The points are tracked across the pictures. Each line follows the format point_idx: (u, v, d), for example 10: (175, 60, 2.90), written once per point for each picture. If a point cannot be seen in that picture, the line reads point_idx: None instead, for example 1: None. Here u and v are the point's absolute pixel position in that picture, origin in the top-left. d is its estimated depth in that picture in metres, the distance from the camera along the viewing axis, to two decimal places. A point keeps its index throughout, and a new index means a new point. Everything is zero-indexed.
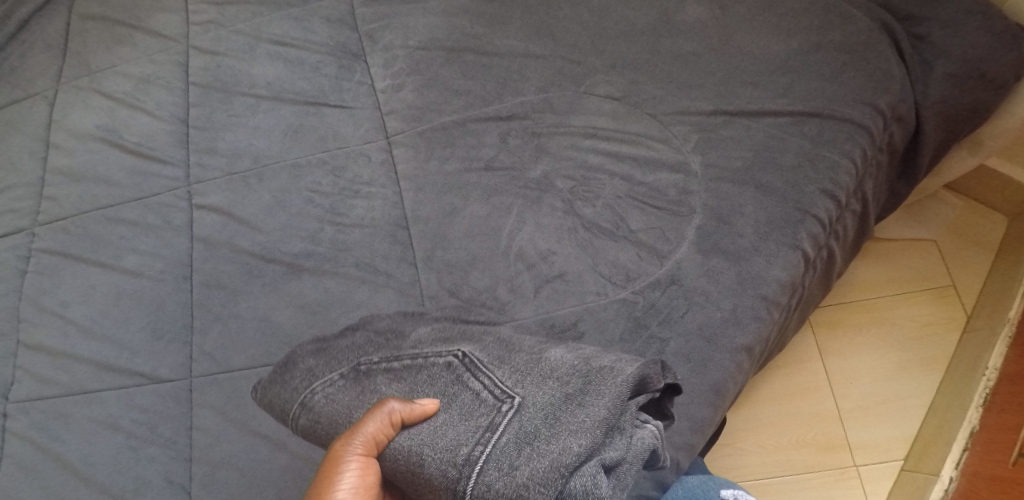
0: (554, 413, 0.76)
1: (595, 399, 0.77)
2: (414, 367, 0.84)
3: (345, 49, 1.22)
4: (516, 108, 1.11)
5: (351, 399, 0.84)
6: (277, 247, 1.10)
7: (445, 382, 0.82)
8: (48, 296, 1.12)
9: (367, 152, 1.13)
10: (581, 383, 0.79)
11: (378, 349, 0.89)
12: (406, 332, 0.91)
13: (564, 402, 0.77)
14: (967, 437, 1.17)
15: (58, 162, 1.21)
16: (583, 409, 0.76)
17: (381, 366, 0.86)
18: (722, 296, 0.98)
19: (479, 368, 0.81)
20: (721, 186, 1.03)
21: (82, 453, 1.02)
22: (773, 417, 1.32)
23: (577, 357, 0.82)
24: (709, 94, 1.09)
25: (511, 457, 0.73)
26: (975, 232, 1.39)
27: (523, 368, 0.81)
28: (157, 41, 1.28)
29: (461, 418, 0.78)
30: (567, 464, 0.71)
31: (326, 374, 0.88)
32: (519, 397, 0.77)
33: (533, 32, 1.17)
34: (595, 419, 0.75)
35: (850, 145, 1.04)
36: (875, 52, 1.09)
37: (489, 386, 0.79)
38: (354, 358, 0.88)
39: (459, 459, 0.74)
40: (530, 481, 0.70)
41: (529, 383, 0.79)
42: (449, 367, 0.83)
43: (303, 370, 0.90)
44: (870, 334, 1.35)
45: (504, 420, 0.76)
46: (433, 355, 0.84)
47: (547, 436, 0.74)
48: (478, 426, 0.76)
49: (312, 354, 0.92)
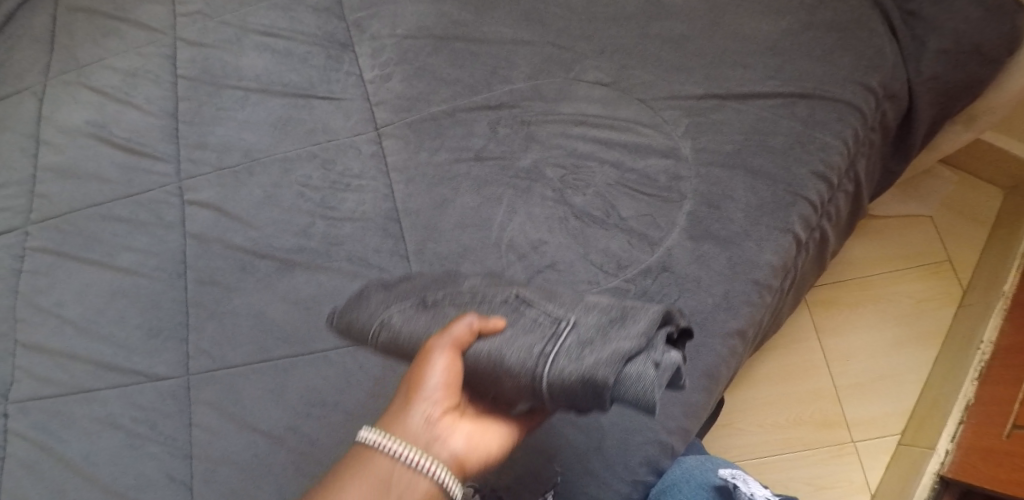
0: (609, 324, 0.78)
1: (631, 324, 0.77)
2: (473, 300, 0.84)
3: (333, 39, 1.21)
4: (505, 96, 1.11)
5: (425, 322, 0.83)
6: (270, 242, 1.10)
7: (504, 310, 0.81)
8: (44, 295, 1.12)
9: (357, 144, 1.13)
10: (629, 304, 0.81)
11: (440, 289, 0.89)
12: (460, 279, 0.92)
13: (619, 317, 0.78)
14: (963, 411, 1.19)
15: (49, 159, 1.20)
16: (626, 327, 0.77)
17: (446, 299, 0.85)
18: (714, 282, 0.99)
19: (534, 298, 0.82)
20: (711, 171, 1.03)
21: (83, 452, 1.04)
22: (770, 397, 1.33)
23: (616, 297, 0.84)
24: (699, 78, 1.08)
25: (581, 351, 0.74)
26: (971, 206, 1.39)
27: (569, 303, 0.82)
28: (143, 34, 1.27)
29: (526, 329, 0.78)
30: (629, 352, 0.73)
31: (398, 302, 0.88)
32: (574, 318, 0.79)
33: (522, 18, 1.16)
34: (643, 327, 0.76)
35: (841, 126, 1.04)
36: (865, 30, 1.07)
37: (546, 310, 0.80)
38: (421, 295, 0.88)
39: (534, 352, 0.75)
40: (601, 362, 0.73)
41: (579, 309, 0.81)
42: (505, 301, 0.82)
43: (377, 300, 0.90)
44: (866, 311, 1.36)
45: (565, 331, 0.77)
46: (488, 292, 0.85)
47: (610, 337, 0.75)
48: (544, 335, 0.77)
49: (382, 288, 0.94)
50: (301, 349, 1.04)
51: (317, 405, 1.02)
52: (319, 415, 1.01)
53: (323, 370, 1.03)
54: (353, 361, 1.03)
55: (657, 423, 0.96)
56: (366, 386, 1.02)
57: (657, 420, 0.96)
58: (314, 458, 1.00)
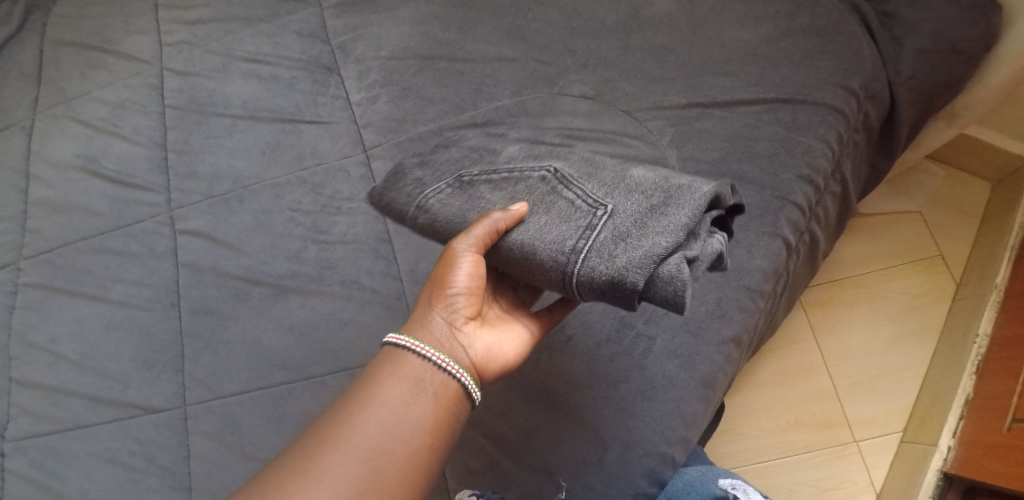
0: (643, 217, 0.82)
1: (676, 209, 0.81)
2: (510, 180, 0.93)
3: (318, 64, 1.22)
4: (491, 113, 1.11)
5: (464, 204, 0.94)
6: (262, 269, 1.10)
7: (542, 192, 0.89)
8: (37, 330, 1.12)
9: (346, 167, 1.13)
10: (665, 188, 0.85)
11: (474, 163, 0.99)
12: (505, 154, 1.00)
13: (651, 204, 0.83)
14: (962, 405, 1.19)
15: (39, 194, 1.21)
16: (664, 216, 0.81)
17: (483, 178, 0.95)
18: (706, 290, 1.00)
19: (575, 180, 0.89)
20: (698, 179, 1.04)
21: (82, 488, 1.03)
22: (770, 400, 1.33)
23: (656, 175, 0.87)
24: (682, 87, 1.09)
25: (609, 242, 0.81)
26: (959, 200, 1.40)
27: (610, 182, 0.88)
28: (130, 65, 1.27)
29: (562, 220, 0.85)
30: (657, 254, 0.78)
31: (434, 183, 0.98)
32: (611, 205, 0.84)
33: (505, 34, 1.17)
34: (677, 221, 0.80)
35: (824, 128, 1.04)
36: (844, 33, 1.08)
37: (581, 196, 0.87)
38: (456, 171, 0.98)
39: (566, 248, 0.82)
40: (629, 264, 0.78)
41: (618, 194, 0.86)
42: (544, 180, 0.91)
43: (413, 179, 1.00)
44: (861, 309, 1.36)
45: (600, 221, 0.83)
46: (532, 170, 0.93)
47: (638, 228, 0.81)
48: (579, 225, 0.83)
49: (418, 166, 1.03)
50: (297, 375, 1.04)
51: None
52: None
53: (320, 395, 1.03)
54: (349, 384, 1.03)
55: (656, 435, 0.96)
56: None
57: (656, 431, 0.96)
58: None
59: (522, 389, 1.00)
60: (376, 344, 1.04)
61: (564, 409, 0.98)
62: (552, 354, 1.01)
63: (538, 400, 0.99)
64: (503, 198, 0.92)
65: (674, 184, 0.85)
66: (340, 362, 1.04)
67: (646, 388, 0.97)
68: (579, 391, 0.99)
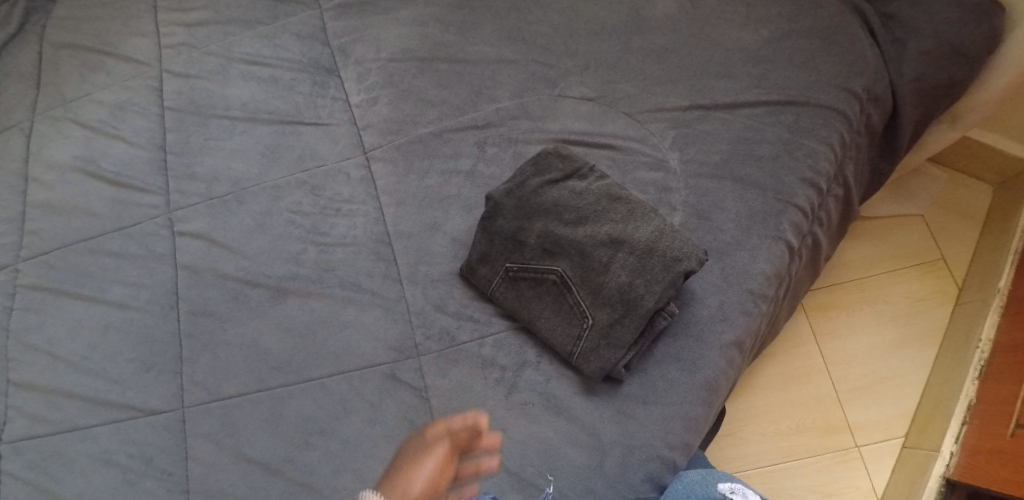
0: (616, 330, 0.96)
1: (632, 321, 0.95)
2: (537, 279, 1.01)
3: (318, 65, 1.21)
4: (491, 115, 1.11)
5: (514, 298, 1.02)
6: (262, 271, 1.09)
7: (550, 297, 1.00)
8: (35, 332, 1.12)
9: (345, 169, 1.13)
10: (629, 301, 0.96)
11: (513, 253, 1.02)
12: (533, 222, 1.02)
13: (619, 320, 0.96)
14: (964, 411, 1.19)
15: (38, 196, 1.20)
16: (629, 327, 0.96)
17: (521, 276, 1.01)
18: (708, 293, 0.99)
19: (573, 284, 0.99)
20: (700, 182, 1.03)
21: (78, 491, 1.02)
22: (771, 404, 1.32)
23: (626, 274, 0.97)
24: (684, 89, 1.08)
25: (589, 356, 0.97)
26: (962, 203, 1.39)
27: (597, 287, 0.98)
28: (129, 67, 1.27)
29: (567, 324, 0.99)
30: (621, 365, 0.96)
31: (489, 275, 1.02)
32: (593, 320, 0.97)
33: (505, 37, 1.17)
34: (641, 327, 0.96)
35: (827, 131, 1.04)
36: (846, 35, 1.08)
37: (577, 305, 0.99)
38: (502, 264, 1.02)
39: (568, 351, 0.98)
40: (608, 367, 0.96)
41: (600, 307, 0.97)
42: (553, 284, 1.00)
43: (479, 277, 1.03)
44: (864, 313, 1.35)
45: (586, 335, 0.97)
46: (543, 269, 1.01)
47: (609, 346, 0.96)
48: (574, 334, 0.98)
49: (479, 260, 1.03)
50: (296, 378, 1.04)
51: (314, 434, 1.01)
52: (318, 443, 1.01)
53: (320, 398, 1.02)
54: (349, 387, 1.02)
55: (657, 439, 0.95)
56: (364, 413, 1.01)
57: (657, 435, 0.95)
58: (313, 488, 0.98)
59: (522, 394, 0.99)
60: (376, 347, 1.03)
61: (565, 413, 0.98)
62: (553, 358, 1.00)
63: (539, 404, 0.98)
64: (532, 300, 1.01)
65: (635, 293, 0.96)
66: (340, 364, 1.03)
67: (647, 391, 0.97)
68: (580, 394, 0.98)
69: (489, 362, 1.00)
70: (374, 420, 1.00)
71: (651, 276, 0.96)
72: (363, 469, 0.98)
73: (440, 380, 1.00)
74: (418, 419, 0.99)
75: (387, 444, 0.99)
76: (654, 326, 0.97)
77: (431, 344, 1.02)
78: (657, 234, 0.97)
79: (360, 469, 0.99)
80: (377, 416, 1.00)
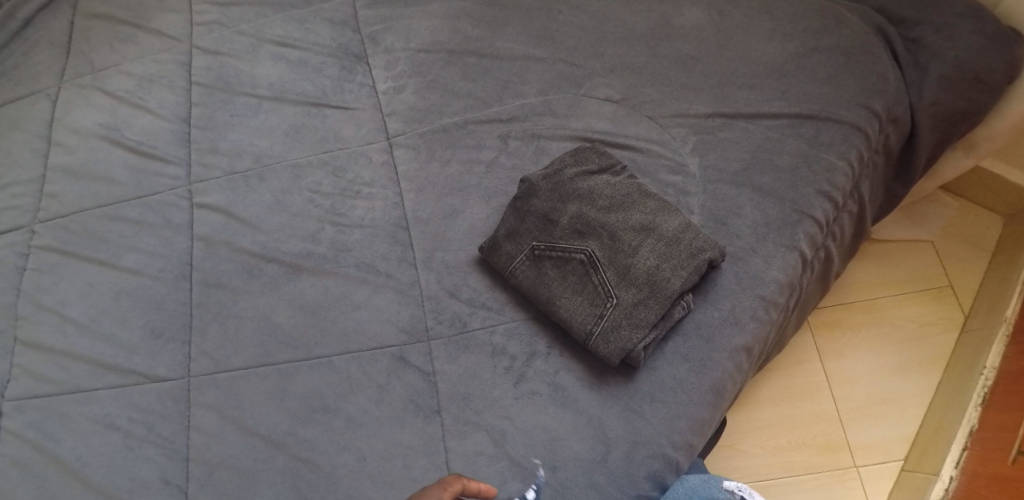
0: (639, 312, 0.97)
1: (659, 303, 0.96)
2: (563, 259, 1.02)
3: (347, 51, 1.23)
4: (516, 110, 1.13)
5: (535, 278, 1.02)
6: (278, 247, 1.11)
7: (576, 275, 1.01)
8: (47, 293, 1.13)
9: (368, 152, 1.15)
10: (655, 283, 0.97)
11: (543, 232, 1.04)
12: (566, 204, 1.03)
13: (642, 301, 0.97)
14: (965, 437, 1.18)
15: (58, 160, 1.21)
16: (654, 308, 0.97)
17: (548, 254, 1.02)
18: (721, 296, 1.00)
19: (600, 264, 1.00)
20: (719, 188, 1.05)
21: (78, 452, 1.02)
22: (772, 418, 1.32)
23: (656, 257, 0.98)
24: (707, 97, 1.11)
25: (609, 336, 0.97)
26: (972, 232, 1.41)
27: (625, 268, 0.99)
28: (159, 41, 1.29)
29: (588, 304, 0.99)
30: (640, 344, 0.96)
31: (515, 252, 1.03)
32: (618, 299, 0.98)
33: (533, 35, 1.19)
34: (663, 312, 0.97)
35: (845, 147, 1.06)
36: (869, 55, 1.10)
37: (603, 284, 0.99)
38: (530, 242, 1.04)
39: (585, 330, 0.98)
40: (625, 347, 0.96)
41: (626, 286, 0.98)
42: (580, 262, 1.01)
43: (503, 253, 1.04)
44: (869, 335, 1.36)
45: (611, 312, 0.98)
46: (571, 248, 1.02)
47: (631, 326, 0.96)
48: (596, 312, 0.98)
49: (507, 237, 1.04)
50: (304, 354, 1.04)
51: (319, 411, 1.01)
52: (321, 420, 1.01)
53: (327, 376, 1.03)
54: (357, 367, 1.03)
55: (662, 438, 0.95)
56: (370, 393, 1.01)
57: (662, 434, 0.96)
58: (313, 465, 0.99)
59: (529, 384, 0.99)
60: (386, 328, 1.04)
61: (571, 406, 0.98)
62: (563, 351, 1.01)
63: (545, 396, 0.99)
64: (555, 279, 1.01)
65: (664, 273, 0.97)
66: (350, 344, 1.04)
67: (655, 390, 0.97)
68: (587, 388, 0.99)
69: (499, 350, 1.01)
70: (380, 400, 1.01)
71: (677, 261, 0.98)
72: (365, 448, 0.99)
73: (449, 365, 1.01)
74: (424, 402, 1.00)
75: (391, 425, 1.00)
76: (670, 317, 0.98)
77: (442, 329, 1.03)
78: (685, 226, 1.00)
79: (362, 448, 0.99)
80: (383, 397, 1.01)
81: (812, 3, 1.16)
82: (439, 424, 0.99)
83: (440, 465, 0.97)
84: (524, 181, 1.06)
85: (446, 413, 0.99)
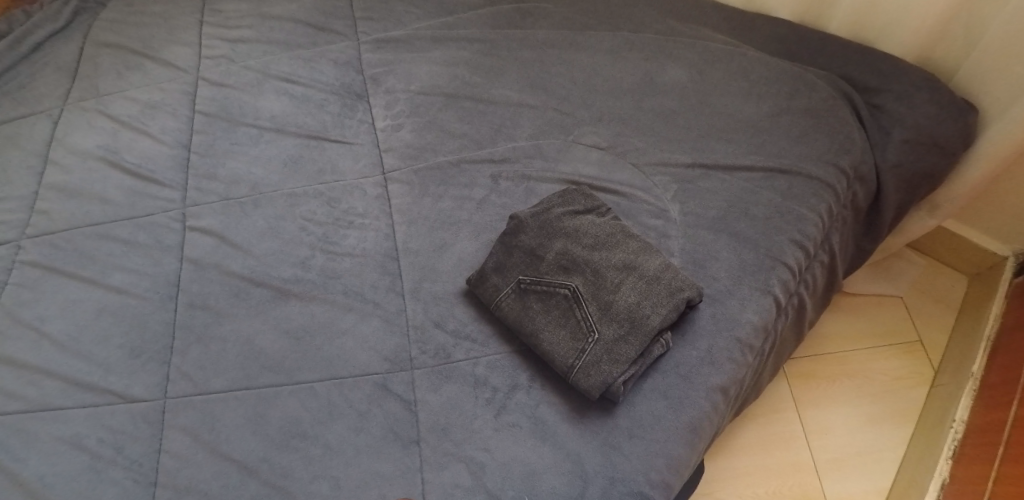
0: (618, 347, 0.99)
1: (638, 338, 0.99)
2: (547, 293, 1.05)
3: (349, 89, 1.30)
4: (508, 152, 1.20)
5: (519, 310, 1.04)
6: (267, 272, 1.13)
7: (560, 309, 1.03)
8: (27, 309, 1.12)
9: (362, 186, 1.19)
10: (636, 319, 1.00)
11: (529, 266, 1.07)
12: (552, 241, 1.07)
13: (624, 336, 1.00)
14: (938, 488, 1.20)
15: (54, 178, 1.23)
16: (634, 343, 0.99)
17: (533, 288, 1.05)
18: (698, 336, 1.03)
19: (583, 299, 1.03)
20: (698, 232, 1.10)
21: (40, 473, 0.99)
22: (747, 467, 1.33)
23: (637, 294, 1.01)
24: (688, 148, 1.18)
25: (591, 370, 0.98)
26: (938, 290, 1.49)
27: (607, 304, 1.02)
28: (166, 71, 1.34)
29: (571, 336, 1.01)
30: (619, 377, 0.98)
31: (502, 285, 1.06)
32: (598, 334, 1.00)
33: (527, 84, 1.28)
34: (644, 347, 0.99)
35: (816, 200, 1.12)
36: (837, 118, 1.19)
37: (586, 317, 1.02)
38: (517, 276, 1.07)
39: (568, 363, 1.00)
40: (606, 380, 0.97)
41: (607, 321, 1.01)
42: (566, 296, 1.04)
43: (491, 286, 1.06)
44: (841, 387, 1.40)
45: (592, 346, 1.00)
46: (556, 283, 1.05)
47: (611, 361, 0.98)
48: (578, 347, 1.00)
49: (496, 270, 1.07)
50: (285, 379, 1.04)
51: (296, 438, 1.00)
52: (298, 447, 1.00)
53: (307, 402, 1.03)
54: (338, 393, 1.03)
55: (641, 474, 0.96)
56: (349, 420, 1.01)
57: (640, 471, 0.96)
58: (286, 492, 0.97)
59: (510, 416, 1.00)
60: (370, 356, 1.05)
61: (551, 440, 0.98)
62: (544, 384, 1.02)
63: (526, 429, 0.99)
64: (540, 311, 1.04)
65: (644, 310, 1.00)
66: (332, 370, 1.05)
67: (635, 425, 0.99)
68: (567, 421, 0.99)
69: (481, 382, 1.02)
70: (359, 428, 1.00)
71: (658, 299, 1.01)
72: (340, 477, 0.97)
73: (431, 394, 1.02)
74: (404, 432, 1.00)
75: (368, 454, 0.99)
76: (650, 352, 1.00)
77: (425, 359, 1.04)
78: (665, 266, 1.03)
79: (337, 476, 0.97)
80: (363, 425, 1.01)
81: (783, 69, 1.26)
82: (417, 455, 0.98)
83: (416, 495, 0.96)
84: (515, 218, 1.10)
85: (424, 443, 0.99)
